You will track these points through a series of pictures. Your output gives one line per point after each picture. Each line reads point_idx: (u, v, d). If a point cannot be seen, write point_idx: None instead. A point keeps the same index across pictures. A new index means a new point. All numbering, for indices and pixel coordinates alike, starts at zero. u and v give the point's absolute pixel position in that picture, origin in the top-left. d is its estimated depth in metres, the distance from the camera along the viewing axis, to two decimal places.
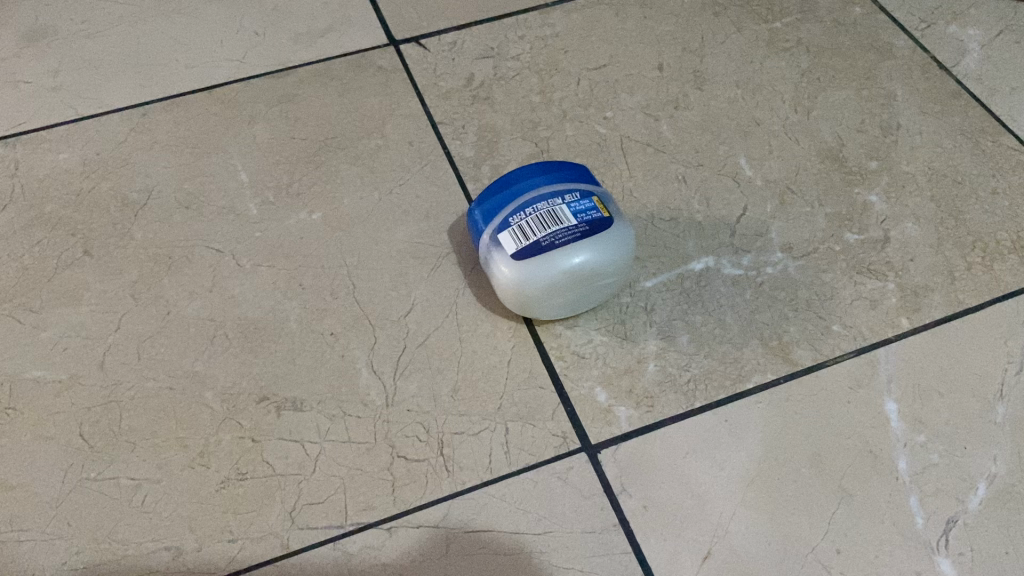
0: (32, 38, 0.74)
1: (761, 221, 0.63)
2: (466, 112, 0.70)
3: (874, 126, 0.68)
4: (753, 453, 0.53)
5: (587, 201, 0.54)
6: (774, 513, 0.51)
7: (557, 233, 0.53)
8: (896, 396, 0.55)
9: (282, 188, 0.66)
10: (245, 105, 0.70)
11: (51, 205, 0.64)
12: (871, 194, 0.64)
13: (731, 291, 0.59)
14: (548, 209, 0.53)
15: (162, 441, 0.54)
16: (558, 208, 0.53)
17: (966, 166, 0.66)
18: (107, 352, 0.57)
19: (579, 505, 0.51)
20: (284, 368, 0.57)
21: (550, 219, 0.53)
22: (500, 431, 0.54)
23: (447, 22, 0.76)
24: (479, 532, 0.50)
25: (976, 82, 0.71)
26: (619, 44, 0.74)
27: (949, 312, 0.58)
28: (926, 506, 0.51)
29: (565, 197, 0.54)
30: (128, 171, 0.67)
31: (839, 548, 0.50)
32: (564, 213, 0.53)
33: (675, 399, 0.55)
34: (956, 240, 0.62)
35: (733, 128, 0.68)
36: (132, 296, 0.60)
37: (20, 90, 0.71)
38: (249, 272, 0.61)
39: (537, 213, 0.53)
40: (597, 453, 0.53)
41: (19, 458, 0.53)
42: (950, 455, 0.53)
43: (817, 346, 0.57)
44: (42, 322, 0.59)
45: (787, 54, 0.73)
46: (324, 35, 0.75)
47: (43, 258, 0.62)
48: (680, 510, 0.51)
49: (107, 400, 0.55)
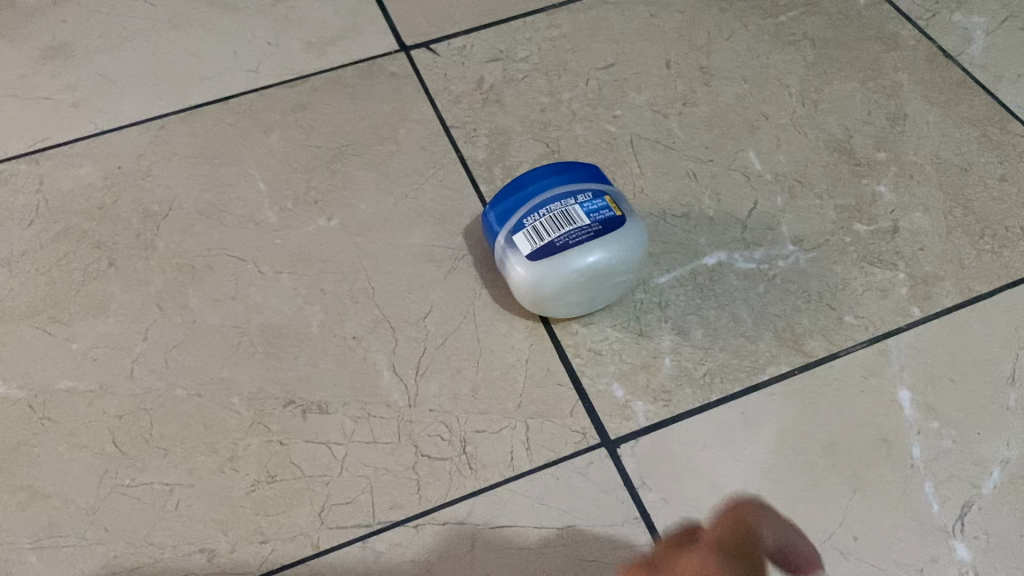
0: (50, 55, 0.76)
1: (771, 214, 0.64)
2: (477, 116, 0.71)
3: (881, 117, 0.69)
4: (769, 444, 0.54)
5: (600, 201, 0.56)
6: (791, 502, 0.52)
7: (570, 233, 0.54)
8: (909, 384, 0.56)
9: (299, 196, 0.67)
10: (261, 115, 0.72)
11: (75, 218, 0.66)
12: (880, 185, 0.65)
13: (744, 285, 0.60)
14: (561, 210, 0.55)
15: (192, 447, 0.55)
16: (571, 209, 0.55)
17: (973, 154, 0.66)
18: (135, 362, 0.59)
19: (600, 499, 0.52)
20: (308, 372, 0.58)
21: (563, 220, 0.54)
22: (520, 429, 0.55)
23: (456, 26, 0.77)
24: (503, 527, 0.52)
25: (982, 70, 0.71)
26: (627, 43, 0.75)
27: (960, 300, 0.59)
28: (941, 492, 0.52)
29: (578, 198, 0.55)
30: (149, 183, 0.68)
31: (856, 535, 0.51)
32: (577, 213, 0.55)
33: (691, 393, 0.56)
34: (965, 228, 0.62)
35: (741, 123, 0.69)
36: (158, 306, 0.62)
37: (41, 107, 0.72)
38: (270, 280, 0.63)
39: (551, 214, 0.54)
40: (616, 448, 0.54)
41: (54, 466, 0.55)
42: (964, 441, 0.53)
43: (830, 337, 0.58)
44: (71, 333, 0.60)
45: (793, 48, 0.74)
46: (336, 43, 0.76)
47: (70, 271, 0.63)
48: (699, 502, 0.52)
49: (137, 408, 0.57)
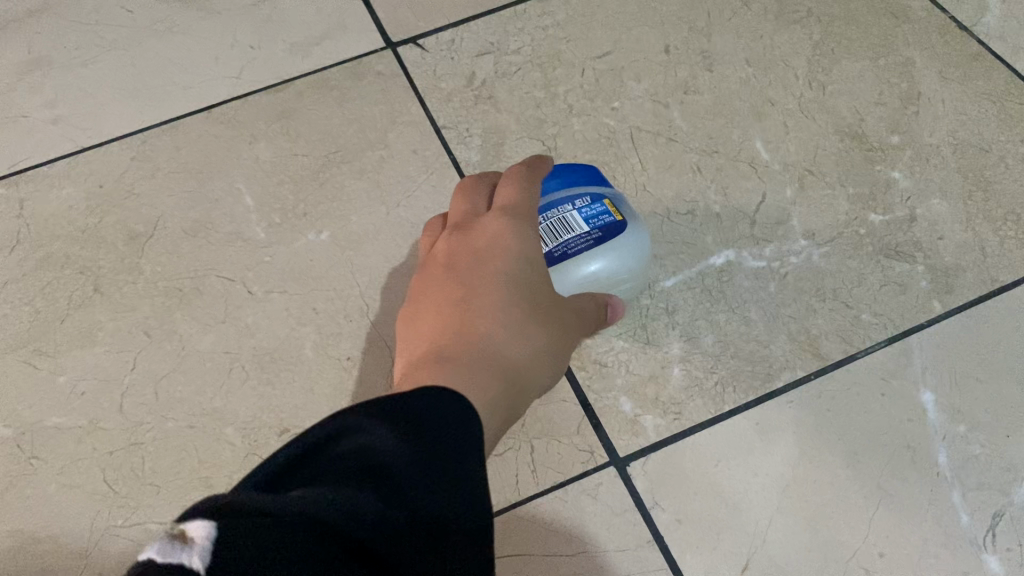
0: (26, 71, 0.73)
1: (781, 208, 0.60)
2: (469, 115, 0.68)
3: (893, 97, 0.66)
4: (787, 456, 0.51)
5: (599, 205, 0.52)
6: (812, 518, 0.50)
7: (569, 243, 0.50)
8: (933, 386, 0.53)
9: (288, 209, 0.65)
10: (244, 124, 0.69)
11: (58, 243, 0.64)
12: (894, 171, 0.62)
13: (754, 286, 0.57)
14: (558, 218, 0.51)
15: (187, 482, 0.54)
16: (569, 216, 0.51)
17: (992, 134, 0.63)
18: (125, 394, 0.57)
19: (611, 523, 0.50)
20: (304, 398, 0.57)
21: (560, 228, 0.50)
22: (525, 450, 0.52)
23: (445, 19, 0.74)
24: (511, 556, 0.49)
25: (999, 41, 0.68)
26: (623, 28, 0.72)
27: (984, 291, 0.56)
28: (969, 501, 0.50)
29: (576, 203, 0.52)
30: (133, 202, 0.66)
31: (882, 551, 0.49)
32: (575, 220, 0.51)
33: (703, 404, 0.53)
34: (985, 214, 0.59)
35: (746, 110, 0.66)
36: (146, 334, 0.59)
37: (18, 126, 0.70)
38: (261, 301, 0.60)
39: (548, 223, 0.51)
40: (626, 466, 0.51)
41: (46, 508, 0.53)
42: (993, 445, 0.51)
43: (847, 338, 0.55)
44: (58, 365, 0.58)
45: (799, 26, 0.70)
46: (320, 43, 0.73)
47: (55, 300, 0.61)
48: (715, 522, 0.50)
49: (129, 443, 0.55)
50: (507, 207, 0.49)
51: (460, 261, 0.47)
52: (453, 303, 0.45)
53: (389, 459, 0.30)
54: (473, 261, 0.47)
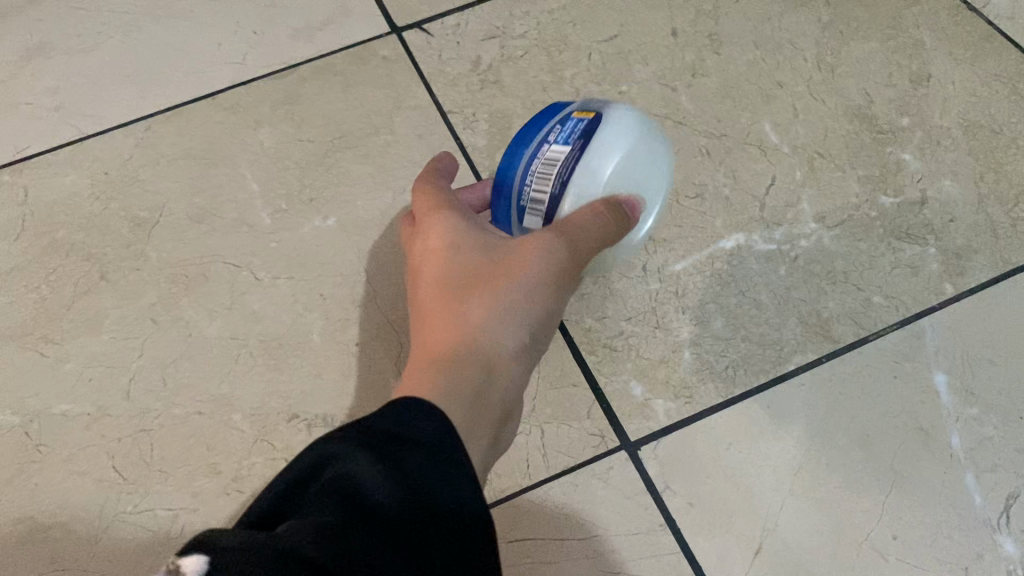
0: (28, 58, 0.72)
1: (791, 191, 0.60)
2: (475, 99, 0.68)
3: (903, 78, 0.65)
4: (799, 439, 0.51)
5: (568, 123, 0.48)
6: (825, 501, 0.50)
7: (565, 167, 0.47)
8: (945, 368, 0.53)
9: (293, 194, 0.64)
10: (249, 110, 0.69)
11: (62, 230, 0.63)
12: (904, 152, 0.61)
13: (765, 268, 0.57)
14: (540, 160, 0.47)
15: (195, 468, 0.54)
16: (549, 151, 0.47)
17: (1002, 114, 0.63)
18: (132, 381, 0.57)
19: (623, 507, 0.50)
20: (312, 383, 0.56)
21: (549, 166, 0.47)
22: (535, 433, 0.52)
23: (449, 3, 0.73)
24: (522, 541, 0.49)
25: (1010, 21, 0.67)
26: (629, 11, 0.71)
27: (996, 273, 0.56)
28: (983, 483, 0.49)
29: (549, 138, 0.48)
30: (137, 189, 0.65)
31: (895, 534, 0.49)
32: (555, 150, 0.47)
33: (714, 388, 0.53)
34: (997, 195, 0.59)
35: (755, 92, 0.65)
36: (153, 320, 0.59)
37: (20, 113, 0.69)
38: (268, 287, 0.60)
39: (535, 171, 0.47)
40: (638, 450, 0.51)
41: (55, 496, 0.53)
42: (1006, 427, 0.51)
43: (858, 321, 0.54)
44: (65, 353, 0.58)
45: (807, 7, 0.70)
46: (323, 28, 0.73)
47: (60, 287, 0.61)
48: (727, 506, 0.50)
49: (137, 430, 0.55)
50: (441, 205, 0.51)
51: (425, 268, 0.49)
52: (433, 307, 0.47)
53: (369, 482, 0.32)
54: (433, 262, 0.49)
